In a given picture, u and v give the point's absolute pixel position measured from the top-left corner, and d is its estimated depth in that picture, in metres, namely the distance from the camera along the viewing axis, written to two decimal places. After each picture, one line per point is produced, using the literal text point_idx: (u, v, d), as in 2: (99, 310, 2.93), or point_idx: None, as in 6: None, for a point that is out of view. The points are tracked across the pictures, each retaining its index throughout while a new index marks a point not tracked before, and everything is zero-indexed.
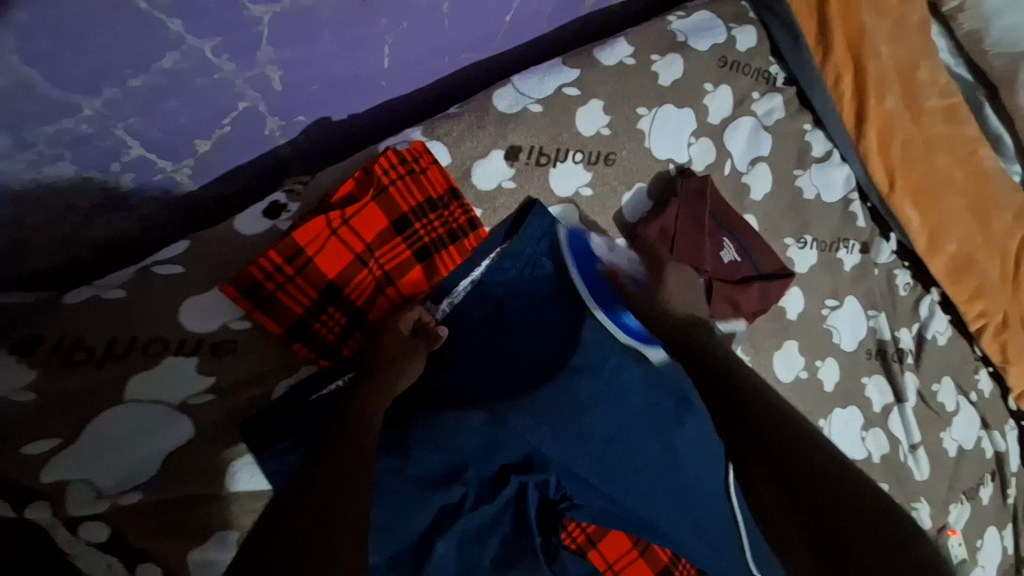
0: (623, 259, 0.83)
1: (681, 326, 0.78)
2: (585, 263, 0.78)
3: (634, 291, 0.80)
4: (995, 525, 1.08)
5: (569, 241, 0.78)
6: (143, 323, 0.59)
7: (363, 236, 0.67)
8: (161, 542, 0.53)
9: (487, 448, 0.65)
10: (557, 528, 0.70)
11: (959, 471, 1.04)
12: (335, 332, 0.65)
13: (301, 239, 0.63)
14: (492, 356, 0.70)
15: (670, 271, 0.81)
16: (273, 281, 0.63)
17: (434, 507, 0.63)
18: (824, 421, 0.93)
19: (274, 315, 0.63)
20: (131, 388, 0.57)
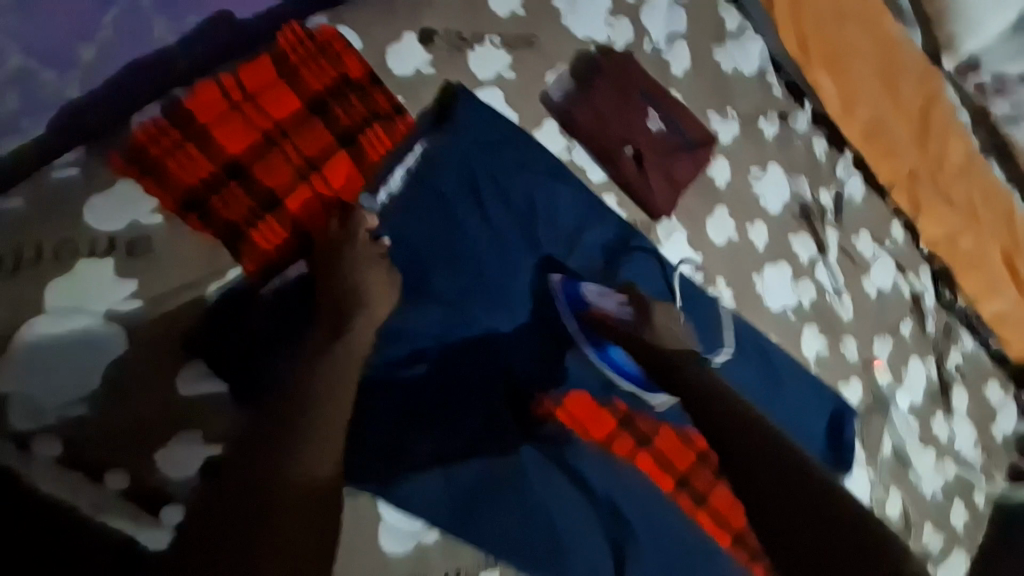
0: (613, 304, 0.84)
1: (665, 357, 0.85)
2: (577, 311, 0.82)
3: (624, 333, 0.85)
4: (918, 355, 1.21)
5: (563, 294, 0.81)
6: (57, 234, 0.56)
7: (272, 112, 0.65)
8: (118, 449, 0.54)
9: (443, 330, 0.71)
10: (518, 393, 0.75)
11: (879, 311, 1.17)
12: (237, 211, 0.62)
13: (199, 108, 0.63)
14: (437, 244, 0.72)
15: (658, 310, 0.86)
16: (161, 147, 0.61)
17: (399, 390, 0.67)
18: (756, 276, 1.00)
19: (166, 185, 0.60)
20: (52, 297, 0.55)
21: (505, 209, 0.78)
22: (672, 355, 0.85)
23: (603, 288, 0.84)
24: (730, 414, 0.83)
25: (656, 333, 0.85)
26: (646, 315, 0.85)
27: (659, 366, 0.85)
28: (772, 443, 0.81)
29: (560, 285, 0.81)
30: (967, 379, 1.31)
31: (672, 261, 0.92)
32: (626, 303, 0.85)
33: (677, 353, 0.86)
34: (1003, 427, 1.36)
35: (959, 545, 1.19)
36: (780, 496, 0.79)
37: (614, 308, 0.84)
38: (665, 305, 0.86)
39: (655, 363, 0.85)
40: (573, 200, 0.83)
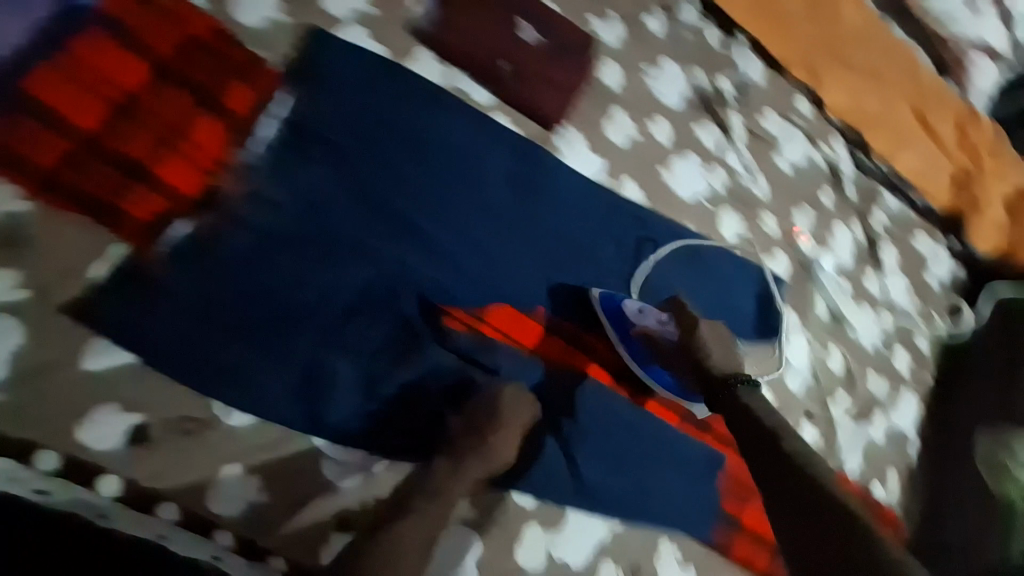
0: (653, 320, 0.89)
1: (718, 375, 0.80)
2: (621, 327, 0.88)
3: (666, 349, 0.87)
4: (842, 221, 1.28)
5: (605, 312, 0.88)
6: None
7: (123, 85, 0.68)
8: (43, 429, 0.57)
9: (352, 270, 0.72)
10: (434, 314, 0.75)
11: (795, 183, 1.21)
12: (104, 186, 0.64)
13: (42, 89, 0.64)
14: (329, 186, 0.74)
15: (705, 327, 0.85)
16: (12, 132, 0.62)
17: (315, 331, 0.69)
18: (664, 169, 1.02)
19: (27, 171, 0.62)
20: None
21: (398, 143, 0.79)
22: (723, 377, 0.80)
23: (643, 304, 0.90)
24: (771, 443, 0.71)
25: (704, 349, 0.82)
26: (693, 333, 0.84)
27: (709, 383, 0.81)
28: (809, 471, 0.67)
29: (603, 305, 0.88)
30: (895, 235, 1.37)
31: (574, 166, 0.93)
32: (670, 318, 0.89)
33: (726, 374, 0.80)
34: (939, 276, 1.42)
35: (906, 387, 1.28)
36: (808, 526, 0.63)
37: (654, 324, 0.88)
38: (711, 323, 0.86)
39: (705, 379, 0.81)
40: (460, 129, 0.84)
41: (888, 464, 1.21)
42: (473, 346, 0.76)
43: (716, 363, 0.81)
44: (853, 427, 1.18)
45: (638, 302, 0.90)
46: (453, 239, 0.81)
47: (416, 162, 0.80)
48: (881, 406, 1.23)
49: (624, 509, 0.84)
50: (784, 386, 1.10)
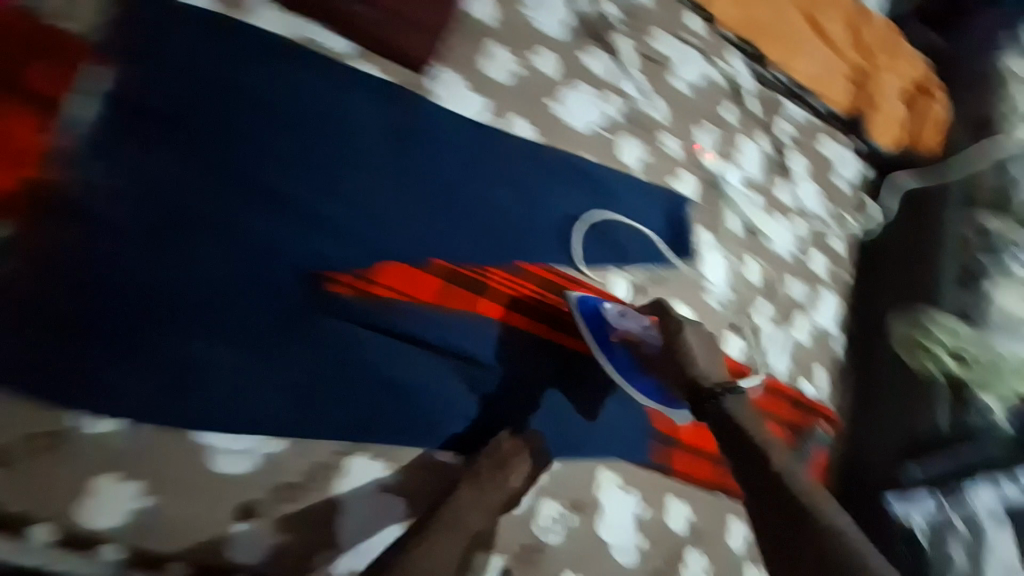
0: (634, 323, 0.92)
1: (704, 388, 0.82)
2: (600, 329, 0.91)
3: (649, 355, 0.92)
4: (746, 135, 1.27)
5: (585, 317, 0.90)
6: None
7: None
8: None
9: (221, 251, 0.70)
10: (318, 283, 0.73)
11: (694, 102, 1.20)
12: None
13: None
14: (177, 165, 0.70)
15: (689, 332, 0.89)
16: None
17: (186, 316, 0.67)
18: (554, 102, 0.99)
19: None
20: None
21: (252, 111, 0.76)
22: (710, 388, 0.82)
23: (625, 309, 0.92)
24: (757, 459, 0.75)
25: (688, 354, 0.86)
26: (678, 337, 0.88)
27: (697, 396, 0.83)
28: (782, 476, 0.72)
29: (581, 309, 0.90)
30: (801, 144, 1.38)
31: (456, 109, 0.89)
32: (652, 325, 0.92)
33: (713, 385, 0.82)
34: (847, 176, 1.43)
35: (825, 287, 1.32)
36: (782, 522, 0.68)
37: (636, 332, 0.92)
38: (694, 328, 0.90)
39: (688, 388, 0.84)
40: (317, 84, 0.80)
41: (816, 362, 1.27)
42: (362, 308, 0.75)
43: (701, 373, 0.84)
44: (775, 332, 1.22)
45: (618, 307, 0.93)
46: (330, 203, 0.77)
47: (268, 128, 0.76)
48: (802, 308, 1.27)
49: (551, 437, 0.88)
50: (703, 302, 1.12)
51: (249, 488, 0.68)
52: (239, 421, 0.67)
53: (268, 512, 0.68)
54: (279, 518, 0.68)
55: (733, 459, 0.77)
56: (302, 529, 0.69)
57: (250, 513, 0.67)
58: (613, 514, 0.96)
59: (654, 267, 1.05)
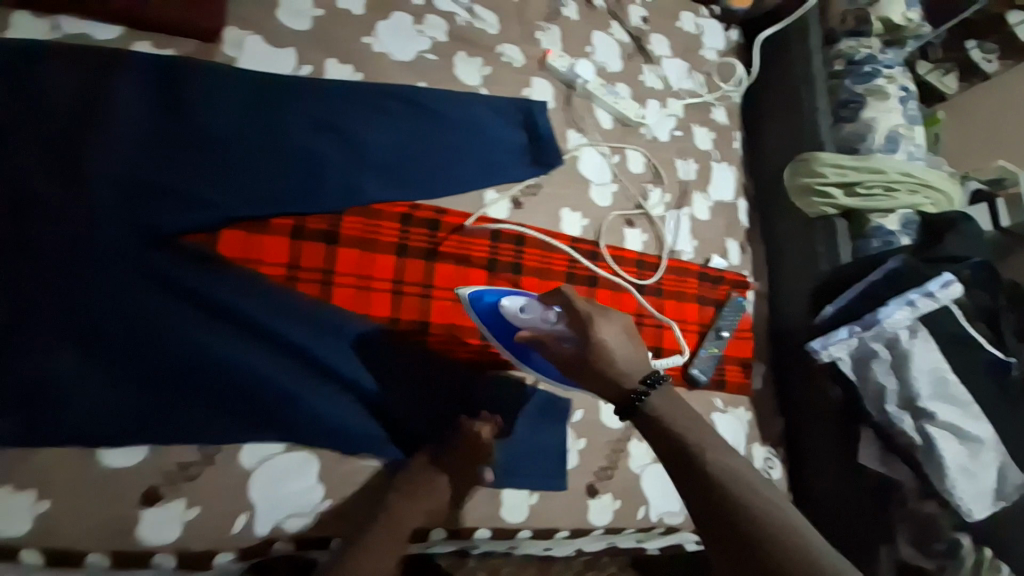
0: (538, 318, 0.83)
1: (625, 394, 0.74)
2: (498, 325, 0.87)
3: (564, 352, 0.80)
4: (596, 28, 1.24)
5: (481, 313, 0.87)
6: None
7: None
8: None
9: (49, 272, 0.69)
10: (162, 262, 0.73)
11: (527, 6, 1.14)
12: None
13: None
14: None
15: (603, 326, 0.78)
16: None
17: (35, 338, 0.67)
18: (370, 39, 0.95)
19: None
20: None
21: (35, 130, 0.72)
22: (633, 390, 0.74)
23: (526, 302, 0.85)
24: (691, 463, 0.68)
25: (604, 354, 0.76)
26: (588, 335, 0.77)
27: (623, 402, 0.74)
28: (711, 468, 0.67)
29: (474, 302, 0.87)
30: (656, 24, 1.34)
31: (259, 68, 0.85)
32: (560, 317, 0.82)
33: (634, 387, 0.74)
34: (713, 47, 1.40)
35: (716, 161, 1.31)
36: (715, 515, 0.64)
37: (547, 327, 0.83)
38: (611, 321, 0.79)
39: (607, 389, 0.76)
40: (90, 76, 0.75)
41: (725, 235, 1.27)
42: (215, 279, 0.75)
43: (621, 373, 0.75)
44: (673, 215, 1.20)
45: (519, 302, 0.85)
46: (142, 197, 0.74)
47: (55, 138, 0.72)
48: (697, 187, 1.26)
49: (444, 363, 0.88)
50: (591, 203, 1.11)
51: (150, 475, 0.69)
52: (115, 417, 0.68)
53: (175, 494, 0.69)
54: (187, 496, 0.70)
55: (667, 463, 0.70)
56: (211, 507, 0.71)
57: (160, 496, 0.69)
58: (534, 441, 0.93)
59: (531, 179, 1.05)
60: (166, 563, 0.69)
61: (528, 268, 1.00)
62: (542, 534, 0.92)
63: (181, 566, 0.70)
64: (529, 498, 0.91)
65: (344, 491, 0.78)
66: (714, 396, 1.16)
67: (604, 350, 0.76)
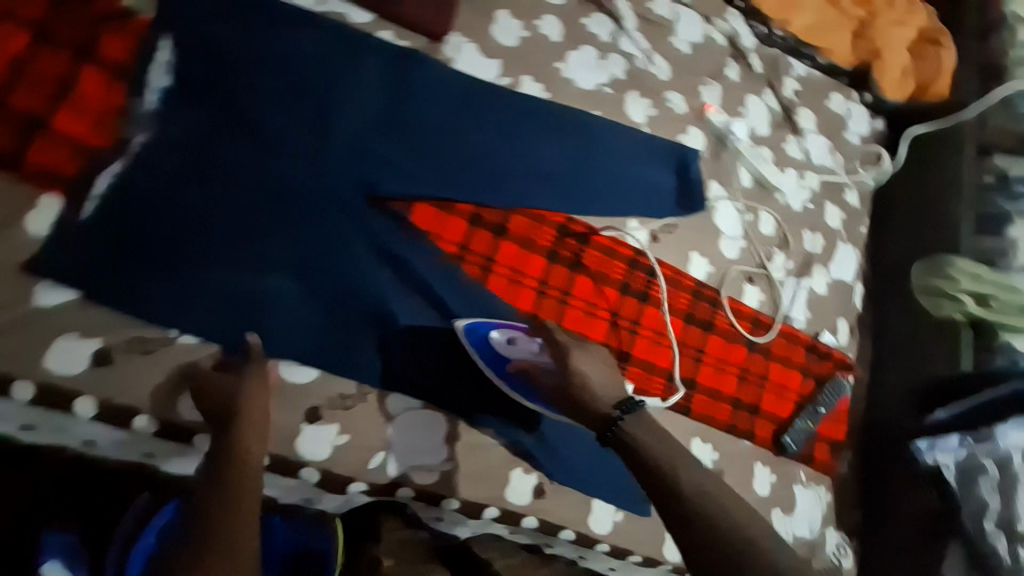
0: (523, 352, 0.84)
1: (603, 417, 0.74)
2: (488, 355, 0.83)
3: (548, 385, 0.80)
4: (751, 92, 1.30)
5: (472, 342, 0.83)
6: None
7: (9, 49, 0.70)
8: (21, 363, 0.65)
9: (268, 204, 0.77)
10: (372, 217, 0.82)
11: (696, 61, 1.23)
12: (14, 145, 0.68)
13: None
14: (228, 128, 0.76)
15: (577, 354, 0.80)
16: None
17: (251, 259, 0.75)
18: (560, 64, 1.05)
19: None
20: None
21: (285, 78, 0.80)
22: (609, 412, 0.74)
23: (513, 332, 0.85)
24: (671, 490, 0.67)
25: (580, 380, 0.77)
26: (565, 362, 0.79)
27: (603, 427, 0.74)
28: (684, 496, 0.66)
29: (467, 333, 0.83)
30: (806, 99, 1.39)
31: (470, 72, 0.96)
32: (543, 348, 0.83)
33: (609, 410, 0.74)
34: (856, 130, 1.43)
35: (842, 241, 1.32)
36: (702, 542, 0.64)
37: (530, 356, 0.84)
38: (585, 351, 0.81)
39: (587, 416, 0.76)
40: (335, 45, 0.84)
41: (836, 313, 1.28)
42: (406, 245, 0.84)
43: (596, 398, 0.75)
44: (792, 282, 1.22)
45: (507, 332, 0.85)
46: (357, 158, 0.82)
47: (302, 88, 0.80)
48: (819, 261, 1.28)
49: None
50: (720, 255, 1.15)
51: (313, 397, 0.77)
52: (300, 342, 0.77)
53: (330, 418, 0.78)
54: (339, 423, 0.78)
55: (643, 485, 0.69)
56: (357, 440, 0.78)
57: (318, 417, 0.77)
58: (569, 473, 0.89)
59: (670, 219, 1.11)
60: (310, 478, 0.77)
61: (654, 299, 1.06)
62: (618, 552, 0.94)
63: (321, 484, 0.77)
64: (615, 514, 0.93)
65: (467, 458, 0.84)
66: (799, 468, 1.16)
67: (582, 376, 0.77)
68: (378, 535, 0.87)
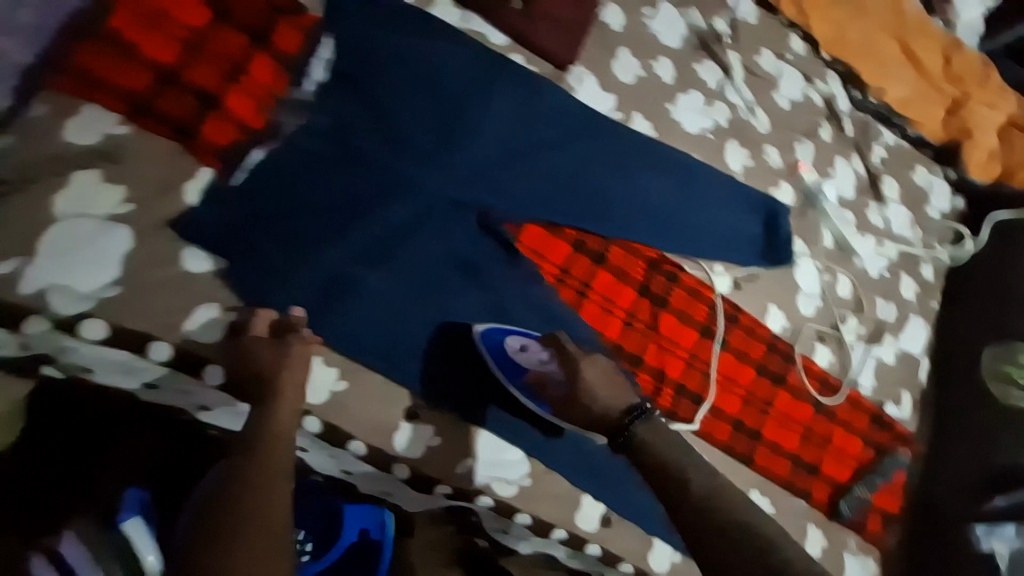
0: (534, 361, 0.82)
1: (613, 422, 0.78)
2: (502, 361, 0.81)
3: (558, 394, 0.82)
4: (841, 155, 1.32)
5: (487, 345, 0.81)
6: (32, 148, 0.65)
7: (191, 25, 0.73)
8: (159, 324, 0.67)
9: (392, 201, 0.79)
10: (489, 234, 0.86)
11: (794, 118, 1.25)
12: (183, 111, 0.71)
13: (119, 23, 0.69)
14: (372, 122, 0.79)
15: (587, 366, 0.81)
16: (100, 63, 0.68)
17: (374, 254, 0.78)
18: (670, 105, 1.08)
19: (110, 92, 0.68)
20: (60, 203, 0.64)
21: (430, 84, 0.83)
22: (620, 419, 0.78)
23: (526, 339, 0.83)
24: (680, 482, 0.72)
25: (591, 391, 0.79)
26: (576, 372, 0.80)
27: (615, 434, 0.78)
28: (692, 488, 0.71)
29: (483, 335, 0.82)
30: (892, 168, 1.40)
31: (590, 103, 0.99)
32: (553, 358, 0.83)
33: (620, 415, 0.78)
34: (936, 205, 1.44)
35: (913, 313, 1.32)
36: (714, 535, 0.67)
37: (541, 365, 0.83)
38: (593, 361, 0.82)
39: (599, 424, 0.80)
40: (476, 60, 0.88)
41: (902, 385, 1.27)
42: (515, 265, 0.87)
43: (606, 406, 0.79)
44: (863, 348, 1.22)
45: (521, 340, 0.83)
46: (486, 167, 0.86)
47: (445, 97, 0.84)
48: (890, 329, 1.28)
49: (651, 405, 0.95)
50: (797, 311, 1.16)
51: (413, 396, 0.79)
52: (411, 337, 0.79)
53: (426, 418, 0.79)
54: (434, 425, 0.80)
55: (650, 479, 0.74)
56: (447, 444, 0.80)
57: (416, 416, 0.79)
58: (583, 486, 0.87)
59: (754, 268, 1.12)
60: (400, 473, 0.78)
61: (732, 346, 1.07)
62: None
63: (409, 481, 0.79)
64: (674, 555, 0.94)
65: (544, 478, 0.85)
66: (851, 536, 1.14)
67: (590, 388, 0.79)
68: (410, 531, 0.98)
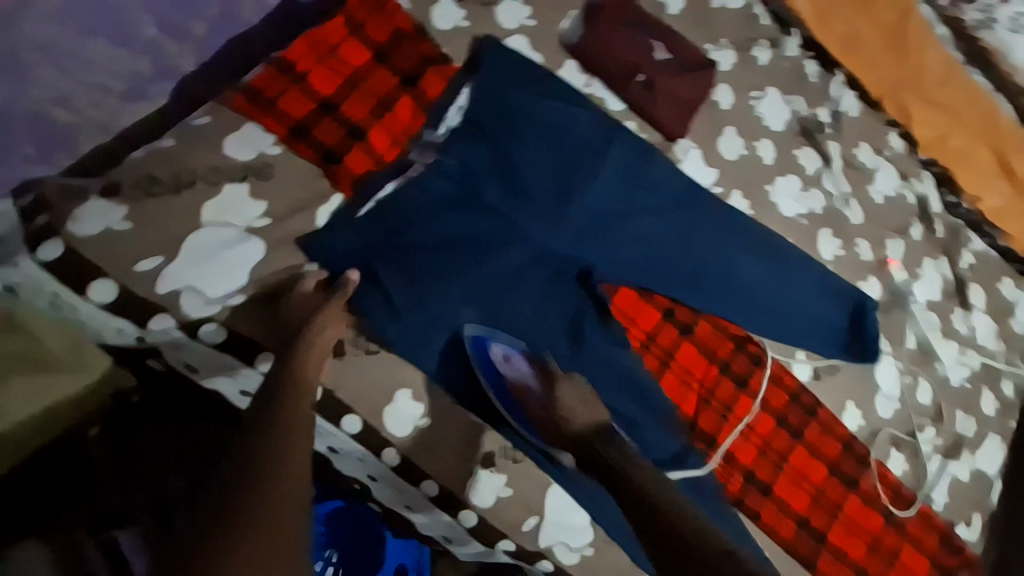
0: (515, 372, 0.78)
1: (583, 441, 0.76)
2: (488, 371, 0.77)
3: (535, 409, 0.78)
4: (929, 256, 1.28)
5: (474, 351, 0.77)
6: (195, 155, 0.71)
7: (353, 64, 0.81)
8: (270, 336, 0.70)
9: (499, 248, 0.81)
10: (587, 290, 0.87)
11: (886, 214, 1.24)
12: (332, 139, 0.77)
13: (297, 57, 0.79)
14: (491, 169, 0.82)
15: (566, 384, 0.78)
16: (274, 90, 0.76)
17: (474, 297, 0.79)
18: (769, 186, 1.08)
19: (276, 116, 0.76)
20: (207, 210, 0.70)
21: (551, 141, 0.86)
22: (589, 437, 0.76)
23: (511, 348, 0.79)
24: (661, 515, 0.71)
25: (569, 409, 0.76)
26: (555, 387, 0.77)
27: (590, 457, 0.76)
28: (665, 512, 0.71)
29: (473, 340, 0.77)
30: (980, 276, 1.35)
31: (694, 176, 1.00)
32: (535, 371, 0.79)
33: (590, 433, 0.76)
34: None
35: (992, 431, 1.25)
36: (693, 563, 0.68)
37: (521, 377, 0.78)
38: (572, 379, 0.79)
39: (571, 444, 0.76)
40: (596, 122, 0.90)
41: (975, 507, 1.19)
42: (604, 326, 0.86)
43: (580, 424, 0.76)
44: (936, 461, 1.16)
45: (506, 349, 0.78)
46: (592, 224, 0.87)
47: (562, 153, 0.87)
48: (967, 445, 1.21)
49: (720, 493, 0.90)
50: (874, 412, 1.11)
51: (493, 444, 0.78)
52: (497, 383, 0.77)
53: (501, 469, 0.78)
54: (508, 477, 0.78)
55: (627, 506, 0.73)
56: (514, 499, 0.78)
57: (491, 465, 0.77)
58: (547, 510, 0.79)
59: (836, 360, 1.07)
60: (466, 521, 0.77)
61: (807, 440, 1.02)
62: None
63: (473, 531, 0.77)
64: None
65: (605, 552, 0.81)
66: None
67: (568, 405, 0.76)
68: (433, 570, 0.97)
